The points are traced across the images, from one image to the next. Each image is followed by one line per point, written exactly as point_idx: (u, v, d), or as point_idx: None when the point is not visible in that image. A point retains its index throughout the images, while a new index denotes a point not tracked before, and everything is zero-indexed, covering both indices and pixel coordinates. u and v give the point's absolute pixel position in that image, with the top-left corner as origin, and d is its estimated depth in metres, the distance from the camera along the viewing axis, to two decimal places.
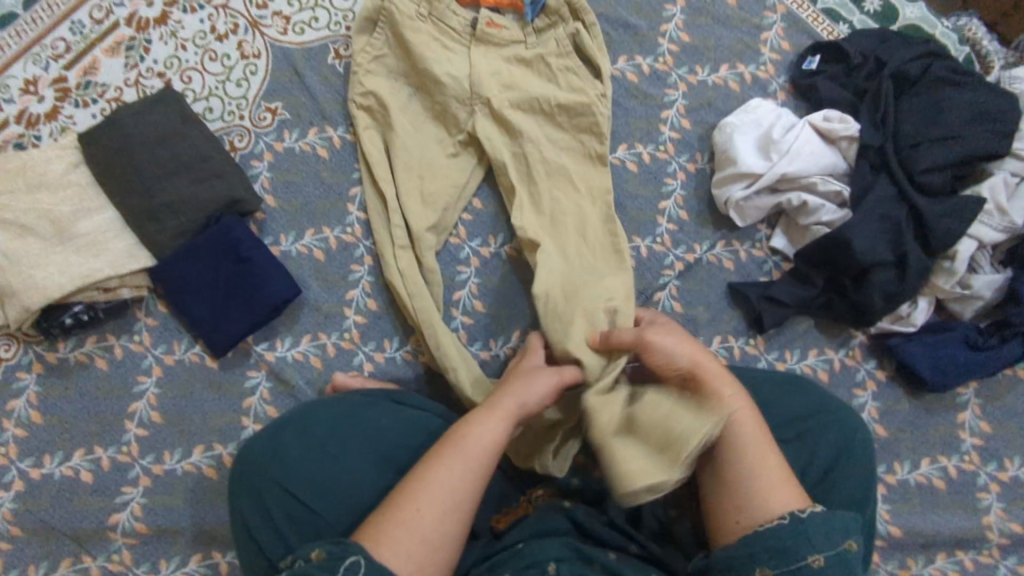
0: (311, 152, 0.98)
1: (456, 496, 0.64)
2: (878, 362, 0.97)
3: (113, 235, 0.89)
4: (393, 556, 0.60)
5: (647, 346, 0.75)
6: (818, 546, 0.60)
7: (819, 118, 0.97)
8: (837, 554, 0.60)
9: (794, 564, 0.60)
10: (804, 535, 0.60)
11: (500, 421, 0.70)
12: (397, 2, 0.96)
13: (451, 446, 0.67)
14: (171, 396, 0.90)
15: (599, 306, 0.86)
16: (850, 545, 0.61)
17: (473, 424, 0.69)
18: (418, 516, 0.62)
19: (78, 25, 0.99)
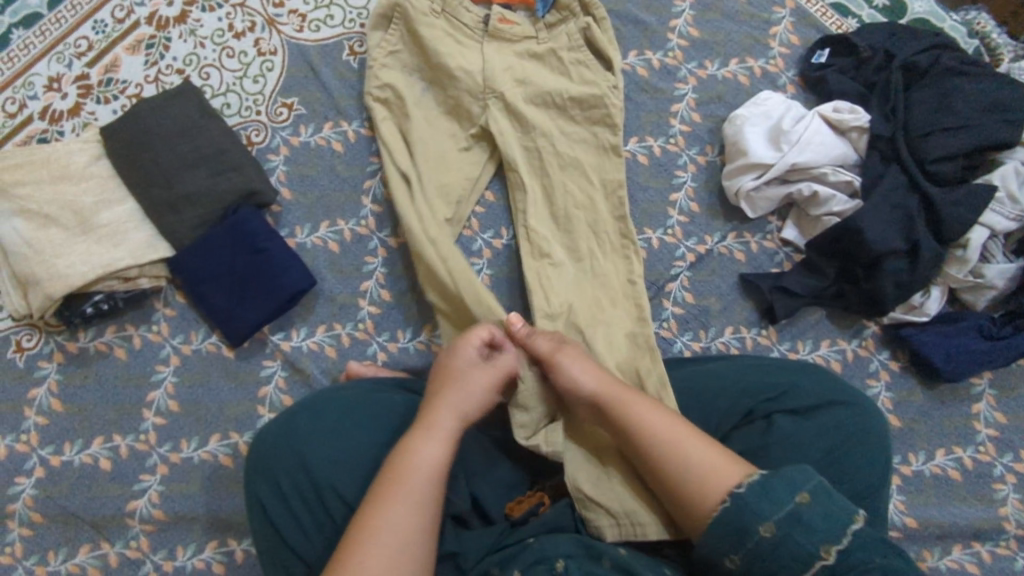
0: (326, 146, 1.00)
1: (410, 531, 0.63)
2: (891, 352, 0.97)
3: (133, 226, 0.91)
4: None
5: (555, 365, 0.78)
6: (799, 484, 0.59)
7: (829, 109, 0.98)
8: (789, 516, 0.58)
9: (784, 510, 0.58)
10: (745, 506, 0.60)
11: (441, 437, 0.70)
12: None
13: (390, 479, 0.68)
14: (188, 385, 0.92)
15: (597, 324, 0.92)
16: (801, 500, 0.58)
17: (412, 452, 0.69)
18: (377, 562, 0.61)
19: (100, 23, 1.02)
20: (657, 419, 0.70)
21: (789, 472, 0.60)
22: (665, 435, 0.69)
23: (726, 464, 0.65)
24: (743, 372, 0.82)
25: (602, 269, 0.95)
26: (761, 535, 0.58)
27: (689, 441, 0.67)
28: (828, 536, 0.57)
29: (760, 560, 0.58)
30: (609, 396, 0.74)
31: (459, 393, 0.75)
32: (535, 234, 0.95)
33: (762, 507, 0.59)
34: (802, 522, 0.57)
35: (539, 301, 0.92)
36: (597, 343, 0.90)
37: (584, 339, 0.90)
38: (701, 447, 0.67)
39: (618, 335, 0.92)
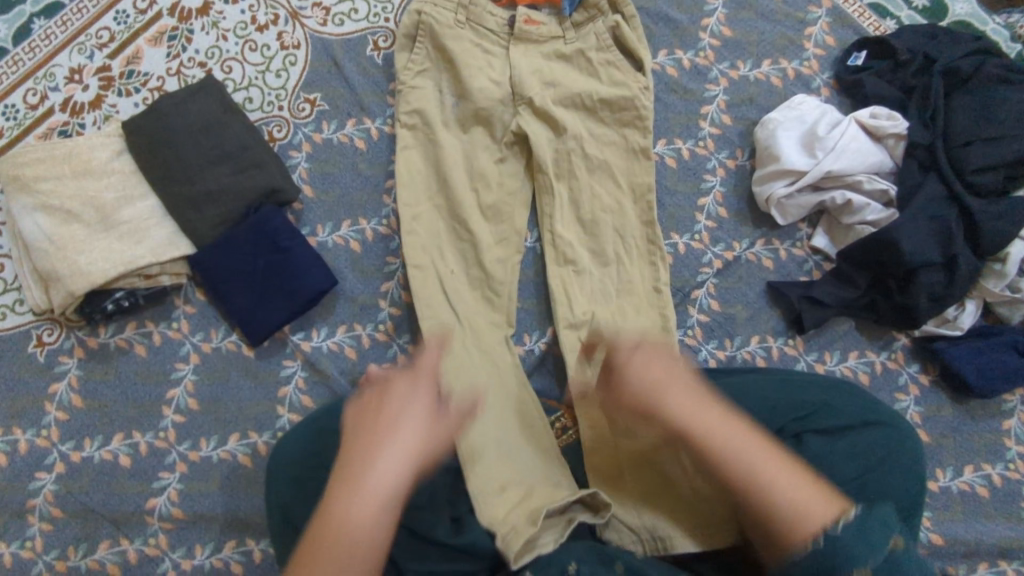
0: (349, 143, 0.99)
1: None
2: (921, 366, 0.95)
3: (154, 223, 0.88)
4: None
5: (623, 384, 0.70)
6: (862, 561, 0.55)
7: (866, 114, 0.94)
8: (883, 562, 0.56)
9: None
10: (838, 545, 0.56)
11: (385, 483, 0.64)
12: (434, 12, 0.96)
13: (324, 542, 0.60)
14: (208, 383, 0.91)
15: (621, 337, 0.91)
16: (893, 544, 0.57)
17: (344, 508, 0.62)
18: None
19: (122, 14, 1.00)
20: (748, 446, 0.64)
21: (881, 515, 0.58)
22: (752, 466, 0.63)
23: (818, 501, 0.61)
24: (773, 390, 0.79)
25: (626, 275, 0.94)
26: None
27: (772, 472, 0.63)
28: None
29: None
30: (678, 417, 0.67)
31: (411, 436, 0.67)
32: (558, 240, 0.95)
33: (858, 549, 0.56)
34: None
35: (562, 311, 0.93)
36: None
37: (606, 349, 0.91)
38: (788, 478, 0.62)
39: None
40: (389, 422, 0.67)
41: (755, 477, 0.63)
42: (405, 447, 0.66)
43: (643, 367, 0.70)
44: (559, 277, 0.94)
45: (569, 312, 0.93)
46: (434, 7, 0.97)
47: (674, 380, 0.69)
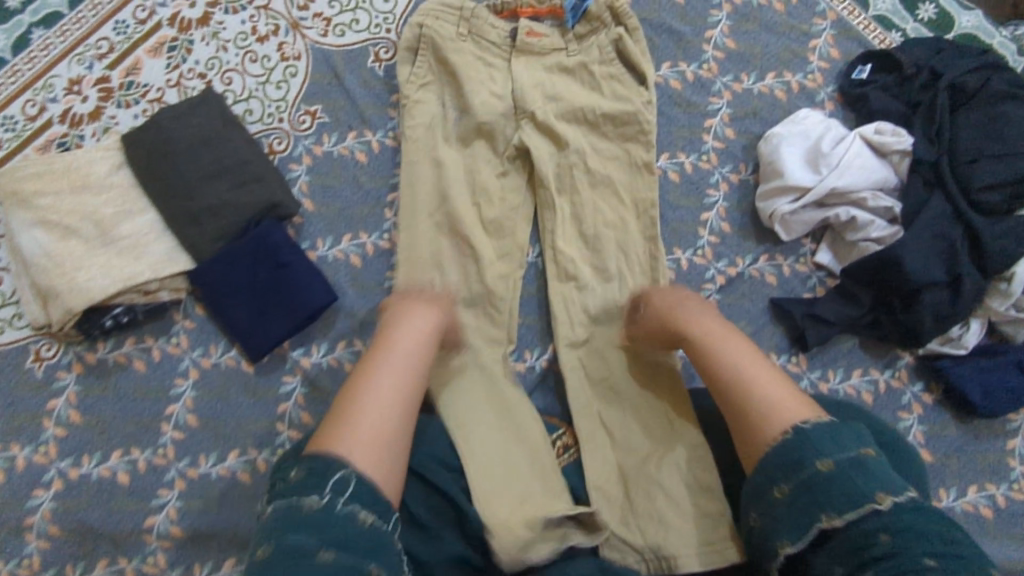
0: (349, 156, 0.98)
1: (392, 404, 0.74)
2: (924, 384, 0.94)
3: (153, 239, 0.88)
4: (350, 451, 0.69)
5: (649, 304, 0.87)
6: (824, 452, 0.64)
7: (871, 130, 0.93)
8: (849, 459, 0.64)
9: (805, 475, 0.64)
10: (807, 441, 0.66)
11: (416, 329, 0.82)
12: (436, 26, 0.96)
13: (379, 361, 0.78)
14: (207, 399, 0.91)
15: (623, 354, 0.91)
16: (864, 452, 0.65)
17: (390, 340, 0.81)
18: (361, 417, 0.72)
19: (121, 24, 0.99)
20: (744, 358, 0.76)
21: (852, 433, 0.66)
22: (741, 372, 0.75)
23: (797, 406, 0.71)
24: None
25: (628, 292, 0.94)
26: (776, 498, 0.65)
27: (767, 379, 0.73)
28: (857, 494, 0.61)
29: (807, 488, 0.64)
30: (687, 323, 0.82)
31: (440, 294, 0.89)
32: (560, 256, 0.94)
33: (827, 448, 0.65)
34: (827, 485, 0.63)
35: (563, 329, 0.93)
36: (614, 370, 0.90)
37: (606, 368, 0.91)
38: (772, 386, 0.73)
39: (640, 364, 0.90)
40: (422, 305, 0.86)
41: (741, 377, 0.75)
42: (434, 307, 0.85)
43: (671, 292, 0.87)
44: (560, 293, 0.94)
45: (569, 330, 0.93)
46: (435, 20, 0.96)
47: (693, 306, 0.84)
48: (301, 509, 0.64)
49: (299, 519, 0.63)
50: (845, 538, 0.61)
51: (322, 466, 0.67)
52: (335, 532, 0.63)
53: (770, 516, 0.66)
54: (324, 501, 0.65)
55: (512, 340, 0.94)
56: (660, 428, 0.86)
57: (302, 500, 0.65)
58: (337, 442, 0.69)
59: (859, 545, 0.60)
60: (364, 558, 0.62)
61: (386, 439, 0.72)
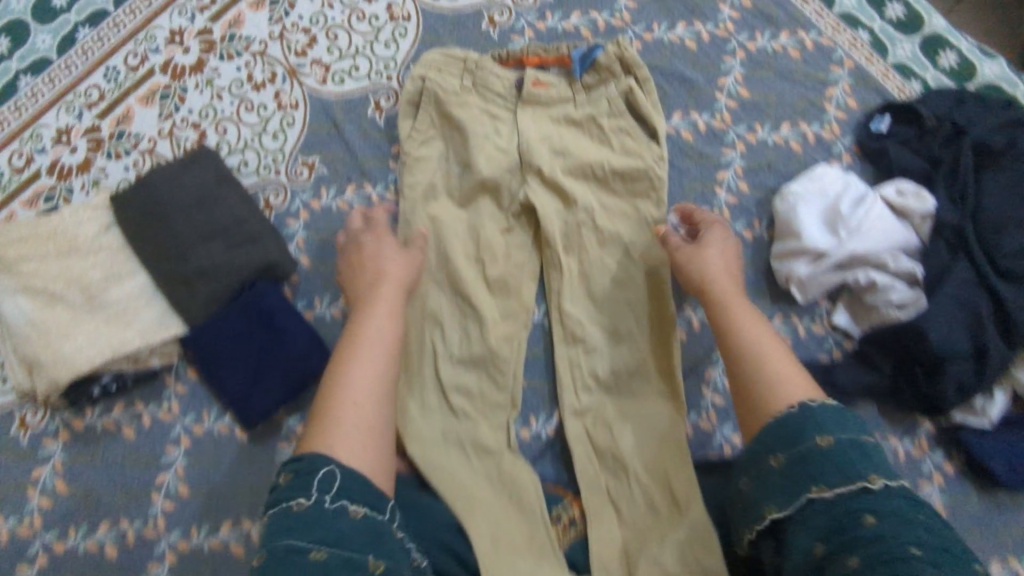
0: (349, 211, 0.94)
1: (373, 387, 0.72)
2: (945, 453, 0.91)
3: (144, 304, 0.84)
4: (347, 451, 0.66)
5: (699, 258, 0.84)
6: (825, 428, 0.62)
7: (892, 192, 0.90)
8: (849, 439, 0.62)
9: (804, 446, 0.62)
10: (813, 419, 0.63)
11: (381, 308, 0.80)
12: (439, 78, 0.93)
13: (347, 345, 0.75)
14: (199, 467, 0.87)
15: (630, 421, 0.88)
16: (865, 439, 0.62)
17: (361, 320, 0.79)
18: (346, 405, 0.70)
19: (112, 71, 0.96)
20: (756, 327, 0.75)
21: (853, 418, 0.64)
22: (753, 345, 0.73)
23: (803, 381, 0.69)
24: None
25: (637, 356, 0.90)
26: (771, 466, 0.63)
27: (771, 350, 0.72)
28: (850, 472, 0.59)
29: (802, 461, 0.61)
30: (716, 289, 0.80)
31: (395, 266, 0.85)
32: (567, 318, 0.92)
33: (828, 423, 0.63)
34: (824, 458, 0.60)
35: (569, 397, 0.90)
36: (619, 439, 0.87)
37: (612, 437, 0.88)
38: (780, 361, 0.71)
39: (649, 435, 0.87)
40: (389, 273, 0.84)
41: (754, 349, 0.73)
42: (395, 277, 0.83)
43: (717, 253, 0.84)
44: (566, 357, 0.91)
45: (574, 395, 0.90)
46: (439, 73, 0.94)
47: (728, 275, 0.82)
48: (289, 512, 0.61)
49: (288, 521, 0.61)
50: (831, 513, 0.58)
51: (307, 466, 0.64)
52: (324, 534, 0.60)
53: (761, 484, 0.63)
54: (312, 501, 0.62)
55: (516, 406, 0.90)
56: (664, 502, 0.83)
57: (289, 501, 0.62)
58: (323, 444, 0.66)
59: (841, 525, 0.57)
60: (361, 548, 0.60)
61: (375, 429, 0.70)
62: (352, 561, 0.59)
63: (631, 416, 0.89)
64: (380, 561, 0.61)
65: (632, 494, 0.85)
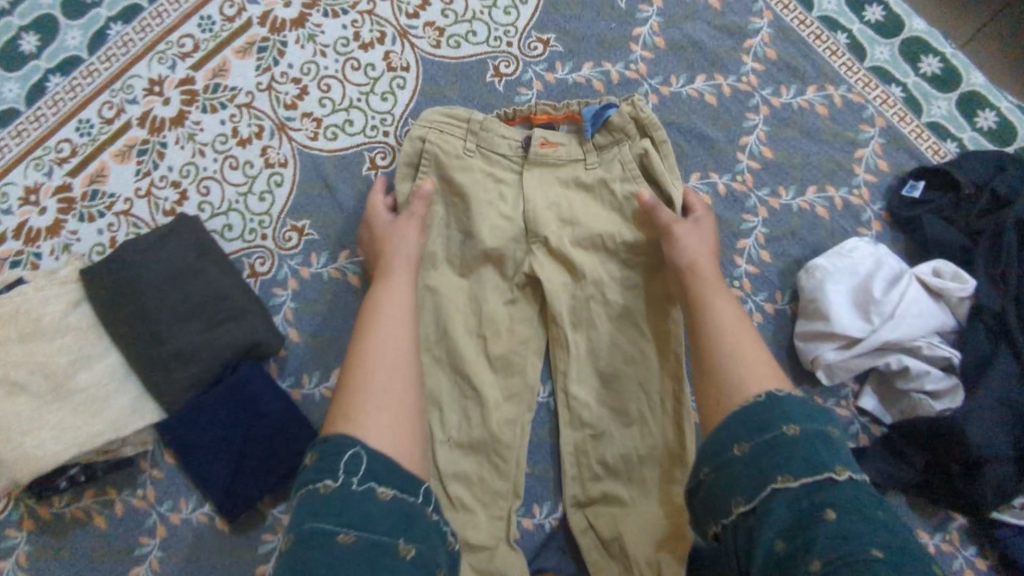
0: (341, 279, 0.87)
1: (398, 360, 0.68)
2: (978, 548, 0.84)
3: (115, 388, 0.78)
4: (371, 426, 0.61)
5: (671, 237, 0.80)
6: (792, 418, 0.60)
7: (928, 271, 0.84)
8: (816, 430, 0.59)
9: (770, 435, 0.59)
10: (780, 409, 0.60)
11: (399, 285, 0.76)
12: (439, 140, 0.86)
13: (368, 324, 0.71)
14: (176, 560, 0.81)
15: (637, 514, 0.81)
16: (830, 430, 0.61)
17: (378, 295, 0.74)
18: (371, 382, 0.65)
19: (85, 123, 0.89)
20: (731, 316, 0.72)
21: (819, 412, 0.62)
22: (726, 333, 0.70)
23: (770, 376, 0.66)
24: None
25: (648, 439, 0.83)
26: (735, 456, 0.60)
27: (739, 339, 0.69)
28: (817, 463, 0.57)
29: (769, 451, 0.58)
30: (698, 273, 0.77)
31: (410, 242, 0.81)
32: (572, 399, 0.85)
33: (794, 411, 0.60)
34: (793, 449, 0.58)
35: (574, 487, 0.85)
36: (623, 530, 0.81)
37: (617, 530, 0.81)
38: (752, 352, 0.68)
39: (652, 525, 0.80)
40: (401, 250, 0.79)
41: (724, 339, 0.70)
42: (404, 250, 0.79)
43: (695, 237, 0.81)
44: (571, 439, 0.85)
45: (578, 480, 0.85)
46: (439, 134, 0.86)
47: (709, 259, 0.79)
48: (316, 493, 0.56)
49: (315, 504, 0.56)
50: (798, 504, 0.56)
51: (333, 447, 0.59)
52: (354, 517, 0.55)
53: (726, 475, 0.60)
54: (339, 483, 0.57)
55: (518, 495, 0.84)
56: None
57: (316, 484, 0.57)
58: (347, 423, 0.61)
59: (806, 519, 0.55)
60: (391, 532, 0.55)
61: (397, 403, 0.64)
62: (381, 544, 0.55)
63: (638, 507, 0.82)
64: (409, 545, 0.56)
65: None
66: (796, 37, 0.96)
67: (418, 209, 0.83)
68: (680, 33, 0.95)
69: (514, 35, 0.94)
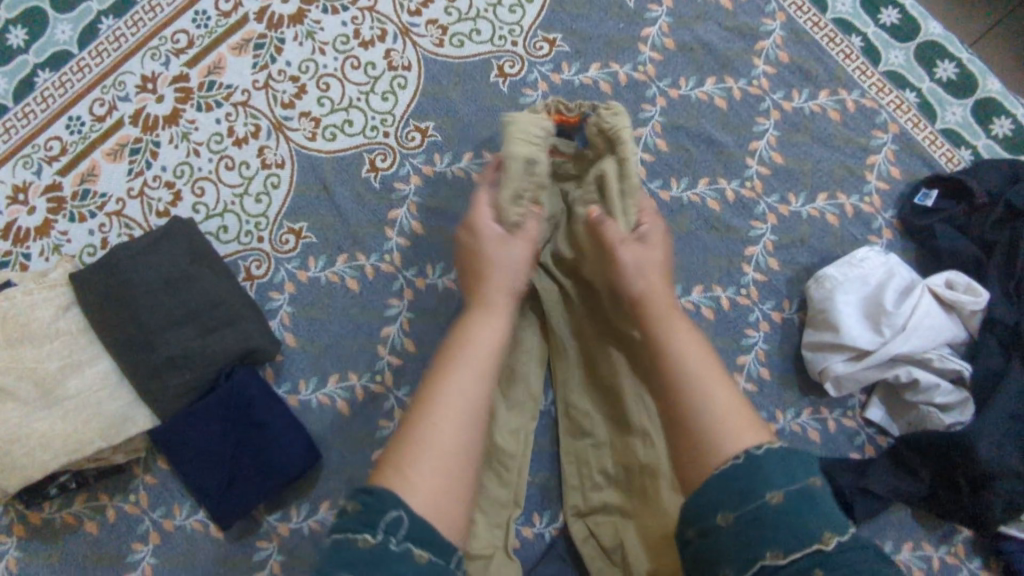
0: (339, 283, 0.85)
1: (473, 407, 0.60)
2: (984, 561, 0.83)
3: (107, 395, 0.75)
4: (415, 492, 0.55)
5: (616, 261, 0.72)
6: (775, 484, 0.54)
7: (941, 283, 0.82)
8: (800, 492, 0.54)
9: (752, 505, 0.54)
10: (760, 471, 0.55)
11: (497, 317, 0.67)
12: (536, 155, 0.74)
13: (450, 359, 0.63)
14: (169, 568, 0.79)
15: (637, 520, 0.80)
16: (813, 483, 0.56)
17: (476, 325, 0.66)
18: (438, 431, 0.58)
19: (75, 121, 0.86)
20: (695, 349, 0.65)
21: (797, 461, 0.57)
22: (689, 372, 0.63)
23: (744, 424, 0.59)
24: None
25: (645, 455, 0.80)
26: (718, 526, 0.55)
27: (708, 383, 0.62)
28: (802, 531, 0.53)
29: (756, 523, 0.53)
30: (652, 299, 0.69)
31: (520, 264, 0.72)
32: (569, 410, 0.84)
33: (772, 466, 0.55)
34: (779, 518, 0.53)
35: (574, 496, 0.83)
36: (626, 537, 0.80)
37: (618, 536, 0.80)
38: (720, 394, 0.61)
39: (654, 534, 0.78)
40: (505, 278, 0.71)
41: (688, 382, 0.62)
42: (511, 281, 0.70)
43: (644, 254, 0.72)
44: (572, 449, 0.84)
45: (579, 485, 0.83)
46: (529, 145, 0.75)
47: (658, 277, 0.71)
48: (354, 546, 0.52)
49: (353, 560, 0.51)
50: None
51: (375, 500, 0.54)
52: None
53: (709, 544, 0.56)
54: (377, 540, 0.52)
55: (518, 504, 0.82)
56: None
57: (354, 536, 0.53)
58: (390, 480, 0.55)
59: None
60: None
61: (456, 466, 0.57)
62: None
63: (638, 515, 0.80)
64: None
65: None
66: (809, 39, 0.93)
67: (530, 230, 0.74)
68: (691, 34, 0.93)
69: (520, 34, 0.91)
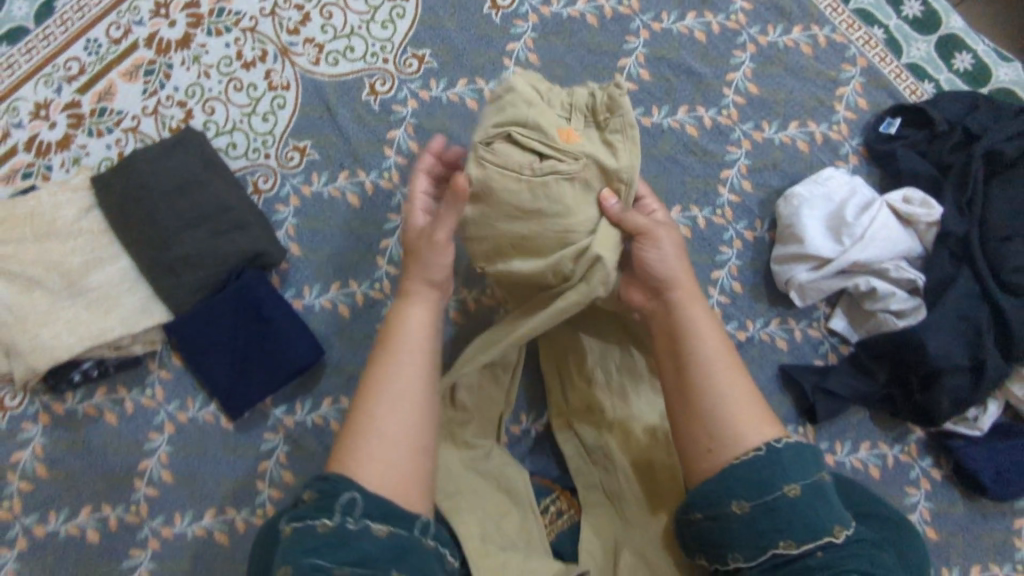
0: (340, 198, 0.91)
1: (406, 391, 0.63)
2: (934, 460, 0.90)
3: (126, 289, 0.83)
4: (374, 474, 0.58)
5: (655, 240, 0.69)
6: (792, 477, 0.59)
7: (898, 199, 0.89)
8: (811, 485, 0.59)
9: (770, 497, 0.59)
10: (779, 465, 0.60)
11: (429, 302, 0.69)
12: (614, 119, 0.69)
13: (384, 356, 0.65)
14: (183, 454, 0.85)
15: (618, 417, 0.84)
16: (822, 477, 0.61)
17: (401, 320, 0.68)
18: (376, 421, 0.61)
19: (93, 43, 0.92)
20: (714, 342, 0.67)
21: (808, 456, 0.61)
22: (704, 366, 0.65)
23: (760, 418, 0.63)
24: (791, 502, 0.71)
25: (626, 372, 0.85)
26: (733, 514, 0.59)
27: (727, 382, 0.64)
28: (814, 526, 0.58)
29: (768, 513, 0.59)
30: (678, 289, 0.69)
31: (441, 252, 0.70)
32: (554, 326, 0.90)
33: (794, 473, 0.59)
34: (792, 510, 0.58)
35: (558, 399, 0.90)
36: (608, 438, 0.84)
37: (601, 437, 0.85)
38: (732, 391, 0.64)
39: (635, 432, 0.83)
40: (433, 268, 0.69)
41: (704, 369, 0.65)
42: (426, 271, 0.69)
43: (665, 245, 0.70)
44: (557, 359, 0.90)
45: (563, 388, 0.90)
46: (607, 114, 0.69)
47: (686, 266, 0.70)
48: (311, 530, 0.54)
49: (309, 542, 0.53)
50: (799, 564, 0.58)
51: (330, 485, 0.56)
52: (350, 554, 0.52)
53: (719, 527, 0.61)
54: (335, 523, 0.54)
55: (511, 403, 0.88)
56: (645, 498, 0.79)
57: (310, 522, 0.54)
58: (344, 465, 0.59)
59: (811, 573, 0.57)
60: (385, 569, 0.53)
61: (408, 443, 0.61)
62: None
63: (620, 418, 0.84)
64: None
65: (623, 490, 0.80)
66: None
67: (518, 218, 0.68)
68: None
69: None
